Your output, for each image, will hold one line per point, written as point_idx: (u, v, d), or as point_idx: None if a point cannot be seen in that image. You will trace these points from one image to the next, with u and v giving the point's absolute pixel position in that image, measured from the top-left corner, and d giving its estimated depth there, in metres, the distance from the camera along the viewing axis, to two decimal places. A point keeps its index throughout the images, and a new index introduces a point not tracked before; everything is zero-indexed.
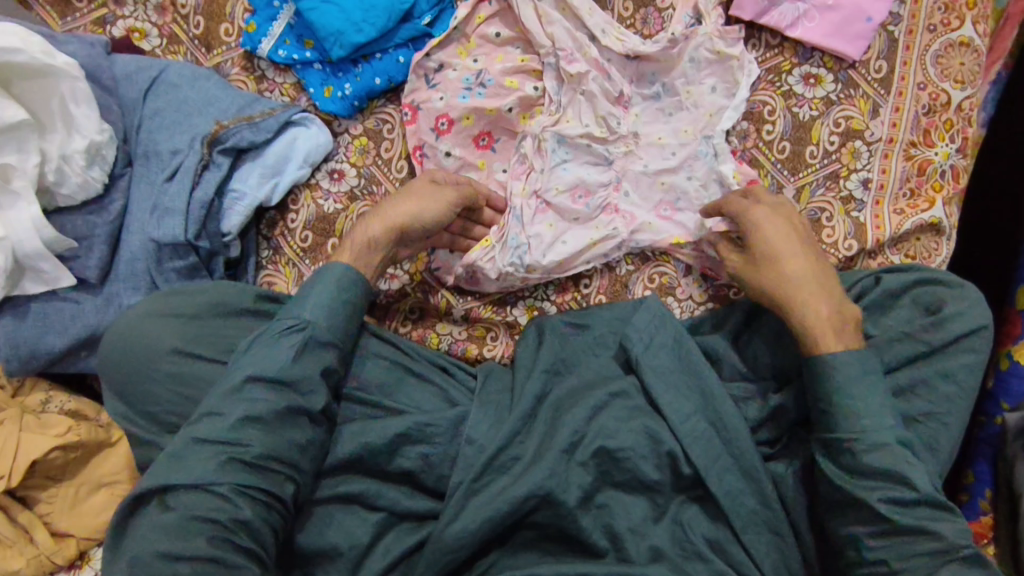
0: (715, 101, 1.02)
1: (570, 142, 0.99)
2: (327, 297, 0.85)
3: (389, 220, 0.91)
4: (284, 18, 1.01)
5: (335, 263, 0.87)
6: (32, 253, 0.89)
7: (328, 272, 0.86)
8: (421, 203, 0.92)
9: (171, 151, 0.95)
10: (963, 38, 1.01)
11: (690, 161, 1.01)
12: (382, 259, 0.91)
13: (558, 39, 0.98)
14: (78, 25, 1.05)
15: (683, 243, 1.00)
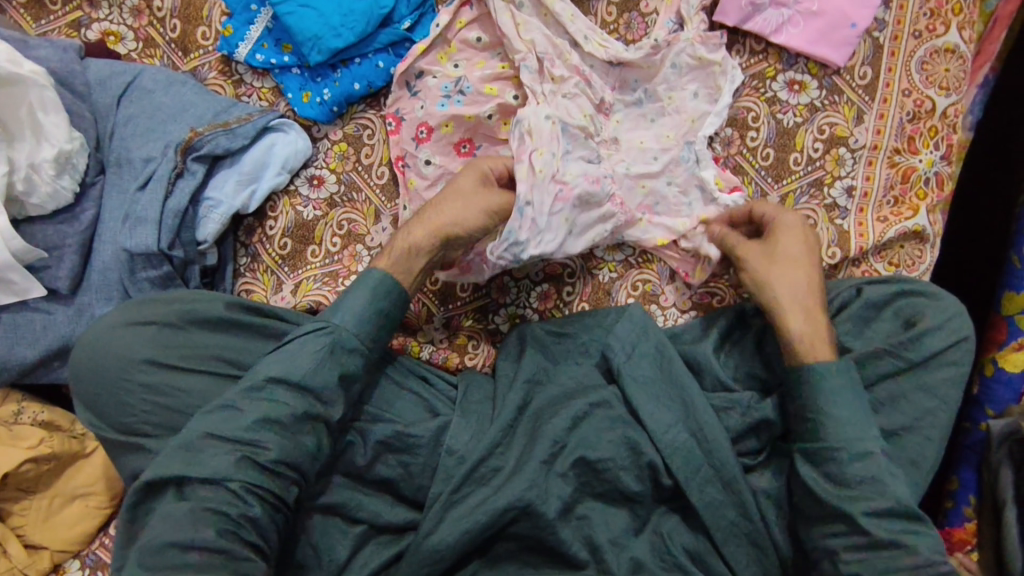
0: (697, 106, 1.01)
1: (569, 132, 0.94)
2: (363, 303, 0.82)
3: (431, 226, 0.87)
4: (261, 21, 1.00)
5: (371, 269, 0.85)
6: (0, 264, 0.87)
7: (365, 279, 0.84)
8: (469, 209, 0.87)
9: (144, 158, 0.93)
10: (949, 44, 1.00)
11: (672, 166, 0.99)
12: (424, 266, 0.87)
13: (540, 45, 0.97)
14: (52, 28, 1.04)
15: (666, 244, 0.99)
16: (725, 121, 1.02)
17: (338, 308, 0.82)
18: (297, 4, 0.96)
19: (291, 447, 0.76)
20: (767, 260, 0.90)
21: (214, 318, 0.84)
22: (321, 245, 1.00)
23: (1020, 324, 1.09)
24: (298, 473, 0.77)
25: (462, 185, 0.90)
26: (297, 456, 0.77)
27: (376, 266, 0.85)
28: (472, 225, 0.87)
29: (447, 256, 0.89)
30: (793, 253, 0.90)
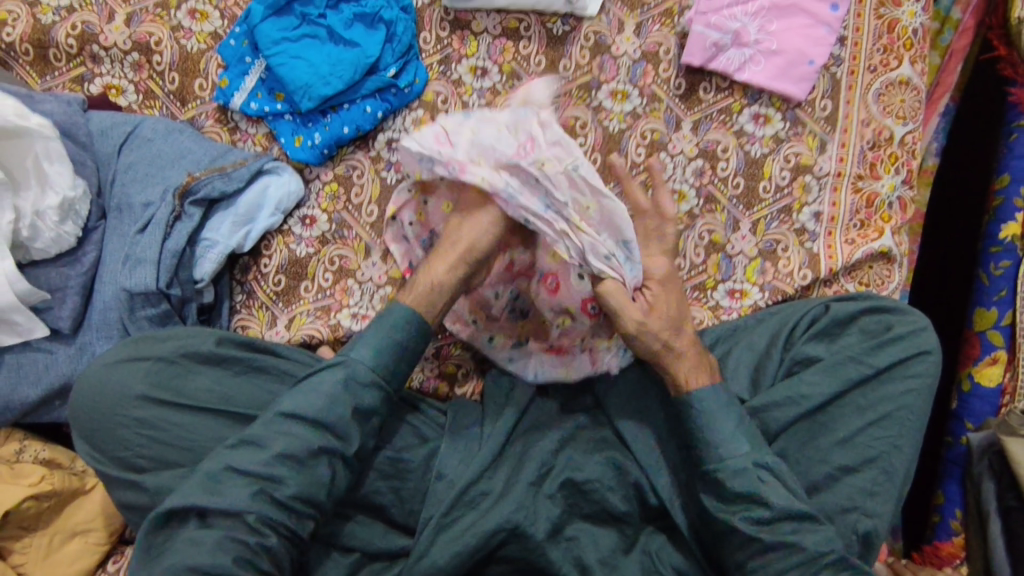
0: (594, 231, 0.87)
1: (546, 193, 0.87)
2: (380, 336, 0.84)
3: (446, 254, 0.88)
4: (256, 72, 1.06)
5: (396, 303, 0.86)
6: (5, 306, 0.90)
7: (388, 314, 0.85)
8: (480, 238, 0.88)
9: (143, 203, 0.98)
10: (902, 77, 1.06)
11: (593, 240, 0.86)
12: (448, 301, 0.88)
13: (531, 180, 0.87)
14: (57, 83, 1.10)
15: (714, 285, 1.06)
16: (697, 153, 1.07)
17: (358, 341, 0.84)
18: (288, 56, 1.03)
19: (308, 484, 0.78)
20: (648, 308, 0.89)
21: (205, 354, 0.87)
22: (314, 280, 1.04)
23: (991, 339, 1.16)
24: (313, 507, 0.80)
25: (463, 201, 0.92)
26: (313, 491, 0.78)
27: (399, 300, 0.87)
28: (475, 236, 0.88)
29: (473, 282, 0.91)
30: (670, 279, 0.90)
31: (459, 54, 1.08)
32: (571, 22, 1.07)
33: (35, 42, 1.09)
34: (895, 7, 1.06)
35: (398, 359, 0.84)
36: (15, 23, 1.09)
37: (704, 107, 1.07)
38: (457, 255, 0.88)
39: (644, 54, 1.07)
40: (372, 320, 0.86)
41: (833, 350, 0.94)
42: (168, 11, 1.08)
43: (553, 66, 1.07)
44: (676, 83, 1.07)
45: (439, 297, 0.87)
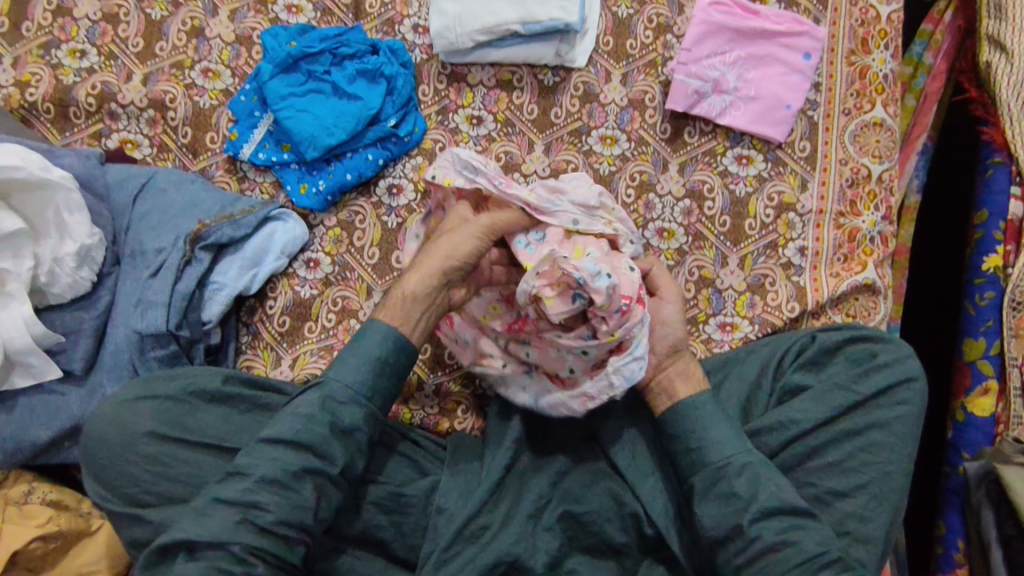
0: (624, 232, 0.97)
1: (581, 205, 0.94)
2: (360, 356, 0.86)
3: (427, 261, 0.89)
4: (264, 125, 1.12)
5: (374, 321, 0.88)
6: (21, 348, 0.94)
7: (365, 334, 0.88)
8: (456, 244, 0.90)
9: (156, 249, 1.02)
10: (876, 119, 1.12)
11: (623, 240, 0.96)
12: (424, 313, 0.89)
13: (566, 192, 0.94)
14: (76, 139, 1.16)
15: (706, 319, 1.10)
16: (684, 193, 1.12)
17: (338, 363, 0.87)
18: (295, 110, 1.09)
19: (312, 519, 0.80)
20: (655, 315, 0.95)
21: (212, 393, 0.91)
22: (317, 321, 1.08)
23: (982, 369, 1.17)
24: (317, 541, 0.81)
25: (449, 221, 0.93)
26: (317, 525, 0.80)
27: (376, 318, 0.89)
28: (456, 244, 0.89)
29: (450, 296, 0.91)
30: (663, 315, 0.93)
31: (455, 105, 1.14)
32: (560, 73, 1.14)
33: (57, 101, 1.16)
34: (866, 54, 1.13)
35: (386, 378, 0.87)
36: (39, 84, 1.16)
37: (689, 150, 1.13)
38: (435, 262, 0.89)
39: (631, 102, 1.13)
40: (349, 341, 0.88)
41: (822, 378, 0.96)
42: (182, 70, 1.15)
43: (544, 114, 1.13)
44: (662, 128, 1.13)
45: (415, 309, 0.88)
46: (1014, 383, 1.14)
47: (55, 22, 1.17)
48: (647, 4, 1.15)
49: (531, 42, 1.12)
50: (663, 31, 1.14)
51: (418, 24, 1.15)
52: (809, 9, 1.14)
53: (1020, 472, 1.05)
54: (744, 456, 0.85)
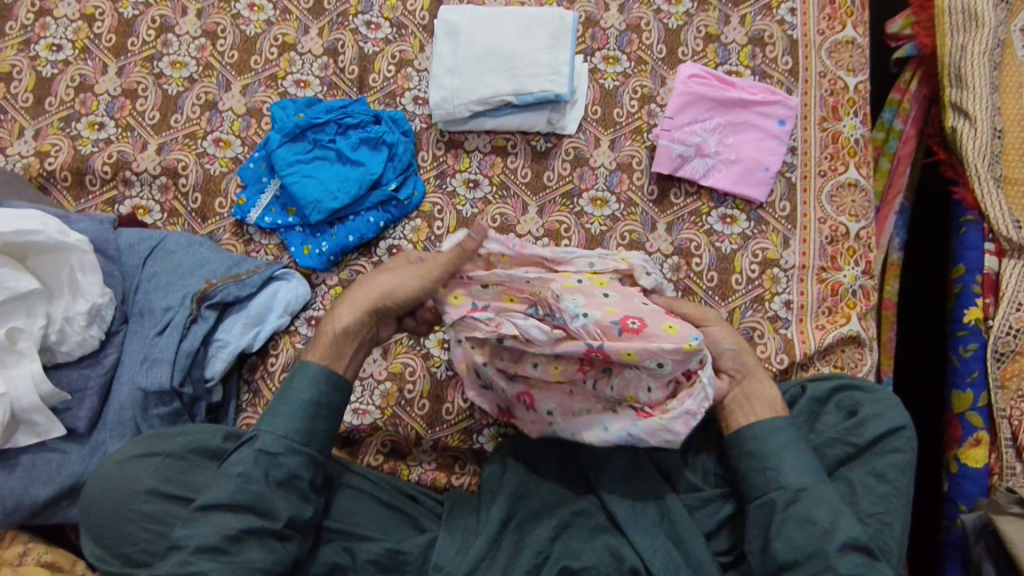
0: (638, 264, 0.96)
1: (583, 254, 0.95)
2: (294, 399, 0.91)
3: (354, 299, 0.93)
4: (270, 191, 1.18)
5: (305, 363, 0.93)
6: (29, 406, 0.96)
7: (296, 374, 0.93)
8: (393, 282, 0.93)
9: (163, 308, 1.05)
10: (850, 180, 1.18)
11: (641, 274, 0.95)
12: (358, 347, 0.94)
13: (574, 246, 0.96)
14: (90, 206, 1.22)
15: None
16: (672, 251, 1.17)
17: (269, 413, 0.91)
18: (301, 176, 1.16)
19: None
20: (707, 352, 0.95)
21: (210, 449, 0.92)
22: None
23: (971, 420, 1.19)
24: None
25: (395, 262, 0.97)
26: None
27: (308, 356, 0.93)
28: (377, 283, 0.94)
29: (379, 331, 0.96)
30: None
31: (453, 170, 1.20)
32: (552, 140, 1.21)
33: (74, 170, 1.22)
34: (837, 121, 1.20)
35: (320, 424, 0.91)
36: (58, 154, 1.22)
37: (675, 210, 1.19)
38: (359, 300, 0.93)
39: (619, 165, 1.20)
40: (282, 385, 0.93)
41: (815, 430, 0.98)
42: (195, 140, 1.22)
43: (537, 178, 1.20)
44: (649, 190, 1.19)
45: (349, 345, 0.93)
46: (1004, 435, 1.16)
47: (76, 97, 1.25)
48: (631, 77, 1.23)
49: (523, 111, 1.19)
50: (647, 101, 1.22)
51: (418, 96, 1.23)
52: (782, 80, 1.22)
53: (1016, 524, 1.05)
54: (789, 493, 0.88)
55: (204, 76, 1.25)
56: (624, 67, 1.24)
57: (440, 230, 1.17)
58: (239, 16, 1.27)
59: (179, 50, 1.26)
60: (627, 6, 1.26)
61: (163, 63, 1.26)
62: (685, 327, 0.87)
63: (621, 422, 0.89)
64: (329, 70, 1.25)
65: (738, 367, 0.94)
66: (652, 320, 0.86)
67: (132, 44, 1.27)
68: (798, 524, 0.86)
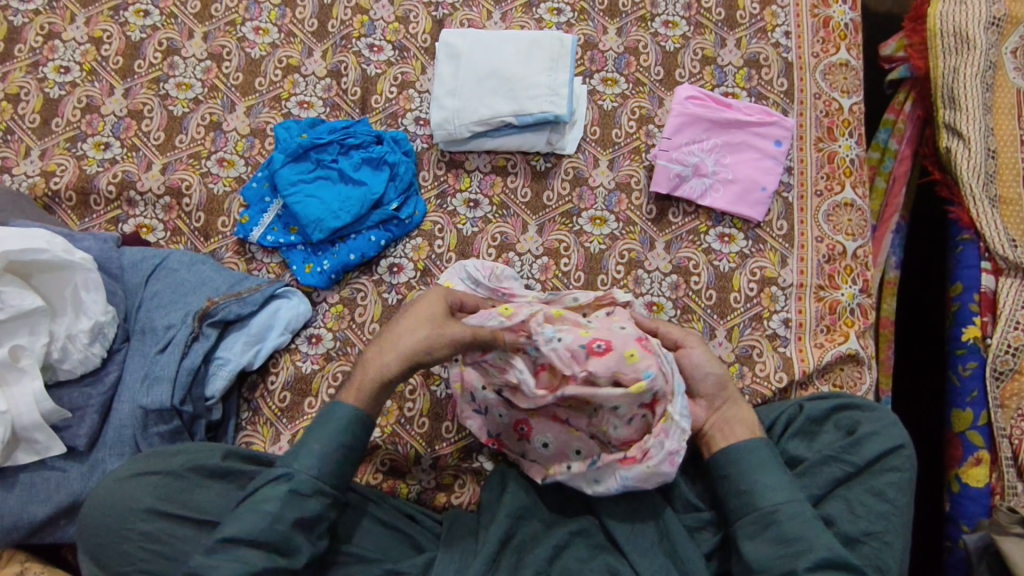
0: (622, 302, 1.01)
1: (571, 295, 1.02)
2: (327, 437, 0.90)
3: (392, 344, 0.93)
4: (273, 210, 1.19)
5: (339, 405, 0.93)
6: (29, 424, 0.95)
7: (331, 415, 0.92)
8: (436, 336, 0.91)
9: (165, 326, 1.06)
10: (846, 200, 1.20)
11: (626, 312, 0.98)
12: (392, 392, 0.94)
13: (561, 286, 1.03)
14: (94, 224, 1.23)
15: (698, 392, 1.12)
16: (671, 269, 1.18)
17: (302, 449, 0.90)
18: (303, 195, 1.17)
19: None
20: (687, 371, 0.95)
21: (212, 468, 0.92)
22: (317, 396, 1.10)
23: (972, 440, 1.19)
24: None
25: (439, 311, 0.94)
26: None
27: (344, 402, 0.92)
28: (411, 328, 0.92)
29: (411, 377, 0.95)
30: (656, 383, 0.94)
31: (454, 189, 1.22)
32: (552, 160, 1.23)
33: (79, 190, 1.23)
34: (832, 141, 1.22)
35: (343, 459, 0.91)
36: (64, 174, 1.24)
37: (674, 229, 1.20)
38: (392, 344, 0.92)
39: (617, 185, 1.21)
40: (315, 420, 0.93)
41: (814, 448, 0.98)
42: (199, 160, 1.24)
43: (537, 197, 1.21)
44: (648, 209, 1.21)
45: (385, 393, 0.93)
46: (1004, 454, 1.16)
47: (83, 118, 1.27)
48: (630, 98, 1.25)
49: (523, 132, 1.21)
50: (646, 122, 1.24)
51: (419, 117, 1.25)
52: (778, 102, 1.24)
53: (1017, 543, 1.04)
54: (792, 509, 0.87)
55: (209, 97, 1.27)
56: (622, 88, 1.26)
57: (440, 249, 1.18)
58: (245, 39, 1.30)
59: (185, 71, 1.28)
60: (625, 29, 1.28)
61: (169, 84, 1.28)
62: (650, 357, 0.89)
63: (612, 473, 0.92)
64: (332, 92, 1.27)
65: (715, 394, 0.95)
66: (619, 344, 0.90)
67: (139, 66, 1.29)
68: (800, 543, 0.85)
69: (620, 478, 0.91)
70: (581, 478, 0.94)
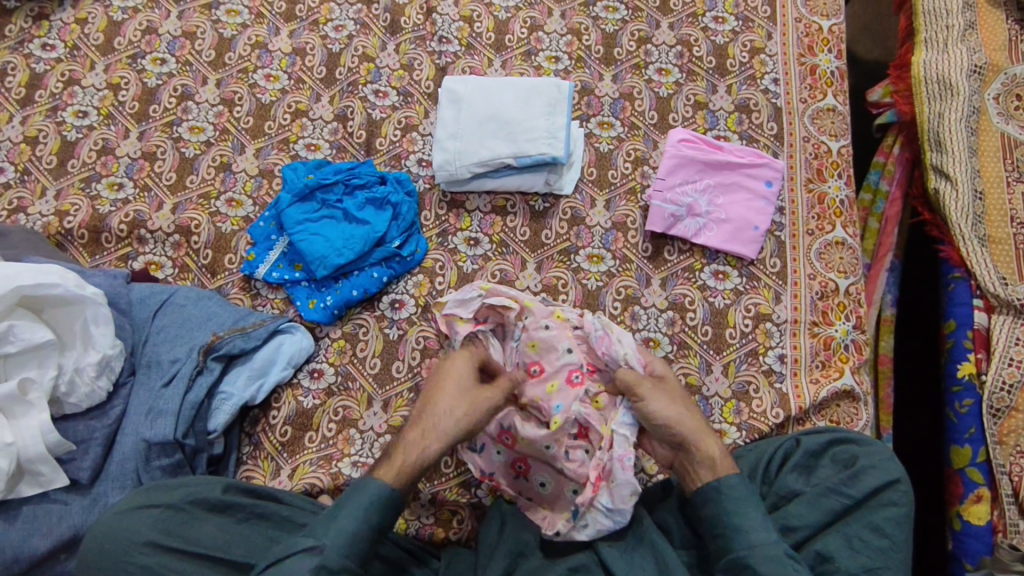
0: (597, 328, 1.05)
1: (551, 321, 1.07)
2: (359, 513, 0.89)
3: (433, 428, 0.96)
4: (278, 247, 1.23)
5: (372, 480, 0.92)
6: (34, 457, 0.97)
7: (366, 491, 0.91)
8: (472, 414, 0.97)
9: (171, 360, 1.08)
10: (837, 239, 1.23)
11: (597, 338, 1.05)
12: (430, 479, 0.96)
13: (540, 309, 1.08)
14: (105, 261, 1.26)
15: None
16: (667, 305, 1.20)
17: (331, 522, 0.89)
18: (308, 233, 1.21)
19: None
20: (658, 394, 0.98)
21: (211, 500, 0.93)
22: (318, 431, 1.12)
23: (971, 476, 1.18)
24: None
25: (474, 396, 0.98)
26: None
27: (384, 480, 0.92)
28: (449, 407, 0.97)
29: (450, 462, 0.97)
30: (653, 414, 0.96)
31: (455, 228, 1.25)
32: (550, 200, 1.27)
33: (92, 229, 1.27)
34: (822, 183, 1.26)
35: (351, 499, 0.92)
36: (77, 213, 1.28)
37: (670, 266, 1.23)
38: (434, 428, 0.96)
39: (614, 224, 1.25)
40: (348, 492, 0.92)
41: (812, 483, 0.98)
42: (209, 200, 1.28)
43: (536, 236, 1.24)
44: (644, 247, 1.24)
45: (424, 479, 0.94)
46: (1005, 491, 1.16)
47: (98, 160, 1.32)
48: (625, 141, 1.30)
49: (522, 173, 1.25)
50: (641, 163, 1.28)
51: (421, 159, 1.30)
52: (767, 145, 1.29)
53: None
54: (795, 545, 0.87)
55: (220, 140, 1.32)
56: (618, 131, 1.31)
57: (441, 285, 1.21)
58: (256, 85, 1.35)
59: (198, 116, 1.34)
60: (620, 76, 1.34)
61: (182, 128, 1.33)
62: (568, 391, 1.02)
63: (594, 509, 0.97)
64: (338, 135, 1.32)
65: (670, 437, 0.97)
66: (552, 371, 1.04)
67: (154, 110, 1.35)
68: None
69: (600, 509, 0.96)
70: (571, 530, 0.97)
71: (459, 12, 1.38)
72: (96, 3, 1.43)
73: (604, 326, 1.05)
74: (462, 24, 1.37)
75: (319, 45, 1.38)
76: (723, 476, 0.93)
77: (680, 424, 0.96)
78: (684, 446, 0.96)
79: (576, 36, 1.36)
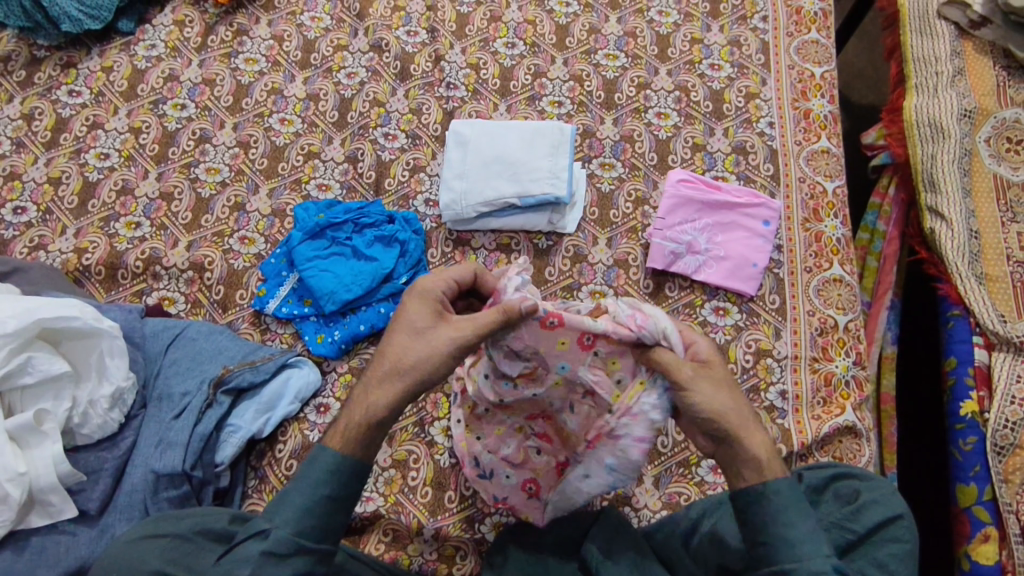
0: (624, 311, 0.90)
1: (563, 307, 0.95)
2: (309, 491, 0.84)
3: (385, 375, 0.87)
4: (289, 283, 1.27)
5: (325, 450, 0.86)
6: (46, 487, 0.98)
7: (314, 464, 0.85)
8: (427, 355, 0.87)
9: (182, 393, 1.10)
10: (835, 275, 1.25)
11: (625, 319, 0.89)
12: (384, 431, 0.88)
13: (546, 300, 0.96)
14: (120, 297, 1.30)
15: (696, 462, 1.14)
16: None
17: (282, 506, 0.84)
18: (318, 270, 1.24)
19: None
20: (705, 379, 0.87)
21: (217, 531, 0.93)
22: None
23: (978, 515, 1.18)
24: None
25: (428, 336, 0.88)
26: None
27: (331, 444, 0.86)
28: (402, 351, 0.87)
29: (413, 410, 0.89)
30: (699, 404, 0.85)
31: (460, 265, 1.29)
32: (553, 238, 1.30)
33: (109, 265, 1.31)
34: (818, 222, 1.29)
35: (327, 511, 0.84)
36: (95, 250, 1.32)
37: (670, 302, 1.25)
38: (390, 372, 0.87)
39: (616, 261, 1.28)
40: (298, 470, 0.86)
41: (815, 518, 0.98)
42: (223, 238, 1.32)
43: (540, 273, 1.28)
44: (645, 284, 1.27)
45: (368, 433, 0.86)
46: (1013, 530, 1.14)
47: (117, 200, 1.37)
48: (626, 181, 1.34)
49: (526, 212, 1.29)
50: (641, 203, 1.32)
51: (429, 199, 1.34)
52: (764, 185, 1.33)
53: None
54: None
55: (234, 181, 1.37)
56: (619, 172, 1.35)
57: None
58: (271, 129, 1.41)
59: (214, 157, 1.39)
60: (620, 120, 1.39)
61: (199, 169, 1.38)
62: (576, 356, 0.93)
63: (597, 461, 0.95)
64: (349, 175, 1.37)
65: (715, 430, 0.85)
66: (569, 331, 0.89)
67: (173, 153, 1.40)
68: None
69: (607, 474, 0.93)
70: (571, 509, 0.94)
71: (466, 61, 1.45)
72: (121, 52, 1.51)
73: (632, 304, 0.90)
74: (469, 71, 1.44)
75: (331, 91, 1.44)
76: (771, 479, 0.84)
77: (727, 413, 0.85)
78: (729, 440, 0.85)
79: (578, 82, 1.42)
